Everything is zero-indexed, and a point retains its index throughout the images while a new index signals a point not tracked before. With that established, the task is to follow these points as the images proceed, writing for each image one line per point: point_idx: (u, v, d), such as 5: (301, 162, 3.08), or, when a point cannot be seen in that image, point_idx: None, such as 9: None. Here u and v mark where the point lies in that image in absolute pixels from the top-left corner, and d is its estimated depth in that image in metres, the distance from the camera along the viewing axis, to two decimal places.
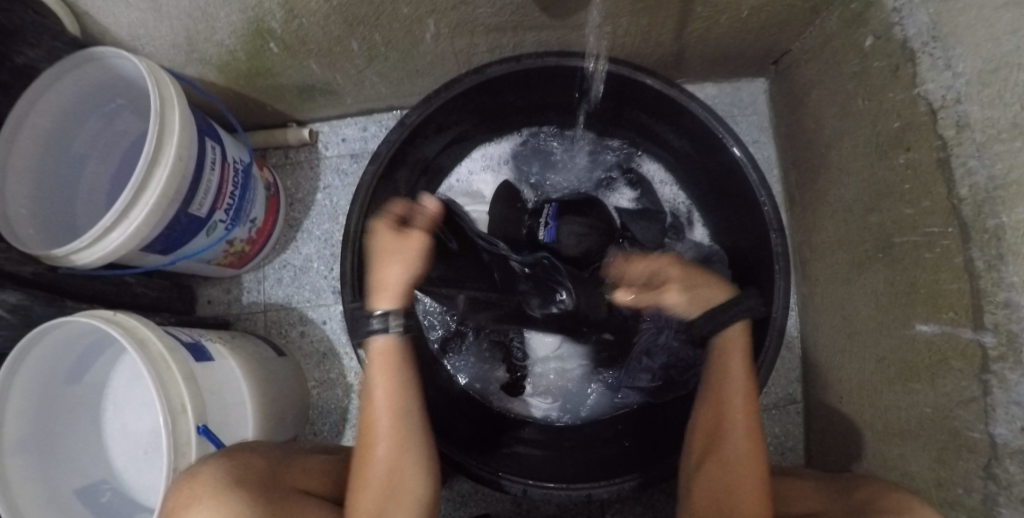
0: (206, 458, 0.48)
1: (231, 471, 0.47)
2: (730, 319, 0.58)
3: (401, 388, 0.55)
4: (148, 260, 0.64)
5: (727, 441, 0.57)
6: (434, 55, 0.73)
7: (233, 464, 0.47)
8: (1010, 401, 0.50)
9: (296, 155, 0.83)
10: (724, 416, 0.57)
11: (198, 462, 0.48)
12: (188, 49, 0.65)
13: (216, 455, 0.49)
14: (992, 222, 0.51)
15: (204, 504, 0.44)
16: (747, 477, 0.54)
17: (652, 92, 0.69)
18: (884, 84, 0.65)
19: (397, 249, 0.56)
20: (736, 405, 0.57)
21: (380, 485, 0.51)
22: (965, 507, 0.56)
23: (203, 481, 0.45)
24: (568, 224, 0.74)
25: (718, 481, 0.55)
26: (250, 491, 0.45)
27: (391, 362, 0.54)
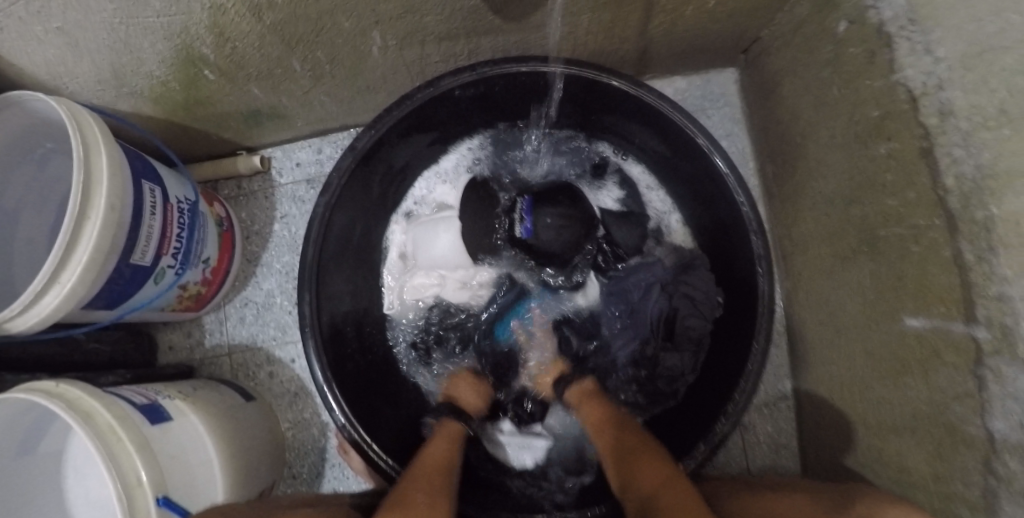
0: None
1: None
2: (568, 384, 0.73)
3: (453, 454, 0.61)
4: (93, 317, 0.59)
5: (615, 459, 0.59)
6: (384, 69, 0.68)
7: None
8: (1008, 396, 0.48)
9: (248, 185, 0.78)
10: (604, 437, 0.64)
11: None
12: (116, 83, 0.60)
13: None
14: (981, 213, 0.49)
15: None
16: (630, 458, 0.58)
17: (617, 92, 0.66)
18: (861, 71, 0.62)
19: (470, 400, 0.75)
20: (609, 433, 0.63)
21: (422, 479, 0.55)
22: (966, 503, 0.55)
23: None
24: (549, 216, 0.69)
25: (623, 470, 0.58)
26: None
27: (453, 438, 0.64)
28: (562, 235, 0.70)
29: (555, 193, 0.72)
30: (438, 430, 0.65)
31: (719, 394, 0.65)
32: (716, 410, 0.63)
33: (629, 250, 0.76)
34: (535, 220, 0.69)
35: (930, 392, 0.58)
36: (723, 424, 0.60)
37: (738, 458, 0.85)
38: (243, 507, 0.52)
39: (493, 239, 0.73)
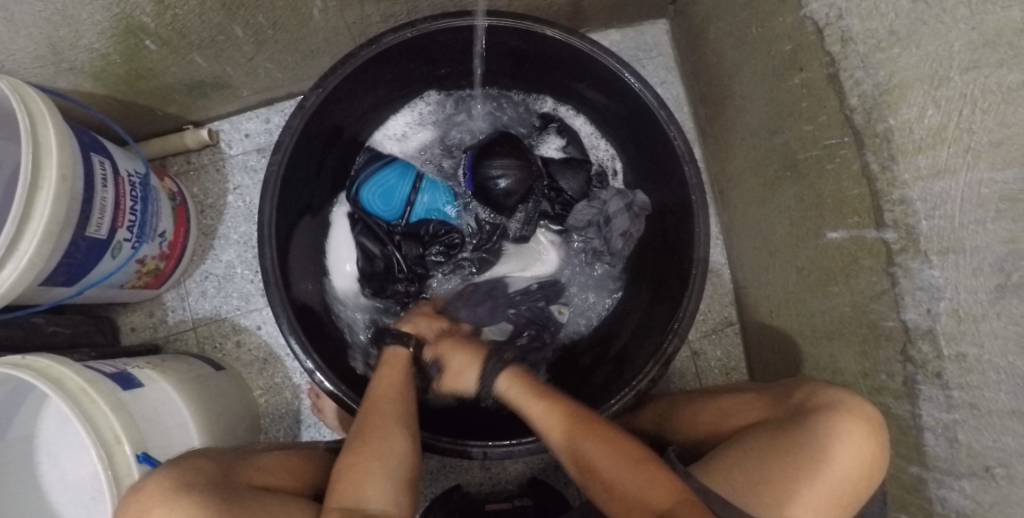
0: (151, 471, 0.46)
1: (180, 478, 0.45)
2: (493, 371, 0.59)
3: (407, 380, 0.61)
4: (52, 294, 0.59)
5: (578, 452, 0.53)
6: (326, 32, 0.69)
7: (182, 473, 0.46)
8: (917, 287, 0.54)
9: (198, 159, 0.78)
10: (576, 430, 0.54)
11: (143, 476, 0.46)
12: (54, 59, 0.59)
13: (161, 466, 0.47)
14: (882, 125, 0.54)
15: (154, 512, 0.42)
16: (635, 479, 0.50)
17: (554, 43, 0.69)
18: (773, 10, 0.67)
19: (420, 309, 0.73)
20: (559, 425, 0.55)
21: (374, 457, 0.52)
22: (890, 391, 0.61)
23: (154, 497, 0.43)
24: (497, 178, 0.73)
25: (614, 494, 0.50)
26: (202, 491, 0.44)
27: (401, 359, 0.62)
28: (505, 186, 0.73)
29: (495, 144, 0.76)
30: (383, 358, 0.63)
31: (667, 316, 0.70)
32: (666, 328, 0.68)
33: (575, 196, 0.81)
34: (478, 181, 0.76)
35: (852, 294, 0.64)
36: (672, 342, 0.65)
37: (692, 381, 0.89)
38: (225, 450, 0.54)
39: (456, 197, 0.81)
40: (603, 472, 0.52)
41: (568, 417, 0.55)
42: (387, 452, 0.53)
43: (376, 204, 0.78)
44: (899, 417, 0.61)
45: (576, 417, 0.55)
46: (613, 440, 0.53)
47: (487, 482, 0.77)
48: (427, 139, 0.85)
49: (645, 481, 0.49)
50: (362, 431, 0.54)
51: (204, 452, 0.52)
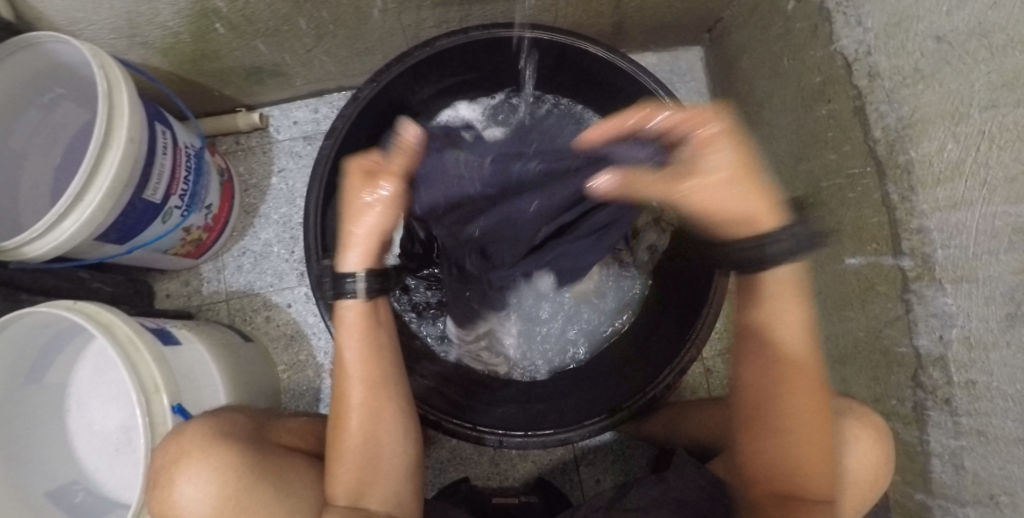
0: (193, 418, 0.50)
1: (219, 428, 0.49)
2: (750, 256, 0.52)
3: (377, 344, 0.53)
4: (104, 251, 0.62)
5: (780, 401, 0.54)
6: (382, 31, 0.74)
7: (220, 423, 0.50)
8: (929, 314, 0.56)
9: (246, 141, 0.81)
10: (792, 380, 0.54)
11: (186, 421, 0.50)
12: (129, 32, 0.63)
13: (203, 415, 0.51)
14: (903, 157, 0.57)
15: (192, 457, 0.46)
16: (820, 439, 0.53)
17: (594, 59, 0.74)
18: (805, 42, 0.71)
19: (362, 195, 0.49)
20: (794, 361, 0.54)
21: (357, 458, 0.51)
22: (900, 416, 0.63)
23: (194, 441, 0.47)
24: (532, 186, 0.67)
25: (785, 447, 0.54)
26: (237, 445, 0.48)
27: (366, 326, 0.53)
28: None
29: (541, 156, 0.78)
30: (340, 321, 0.53)
31: (686, 325, 0.72)
32: (685, 336, 0.70)
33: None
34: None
35: (867, 319, 0.67)
36: (690, 350, 0.67)
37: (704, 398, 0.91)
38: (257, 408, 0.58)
39: None
40: (788, 435, 0.54)
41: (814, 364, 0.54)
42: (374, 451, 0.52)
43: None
44: (906, 443, 0.63)
45: (796, 366, 0.54)
46: (819, 402, 0.54)
47: (495, 477, 0.78)
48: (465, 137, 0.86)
49: (806, 448, 0.53)
50: (344, 428, 0.52)
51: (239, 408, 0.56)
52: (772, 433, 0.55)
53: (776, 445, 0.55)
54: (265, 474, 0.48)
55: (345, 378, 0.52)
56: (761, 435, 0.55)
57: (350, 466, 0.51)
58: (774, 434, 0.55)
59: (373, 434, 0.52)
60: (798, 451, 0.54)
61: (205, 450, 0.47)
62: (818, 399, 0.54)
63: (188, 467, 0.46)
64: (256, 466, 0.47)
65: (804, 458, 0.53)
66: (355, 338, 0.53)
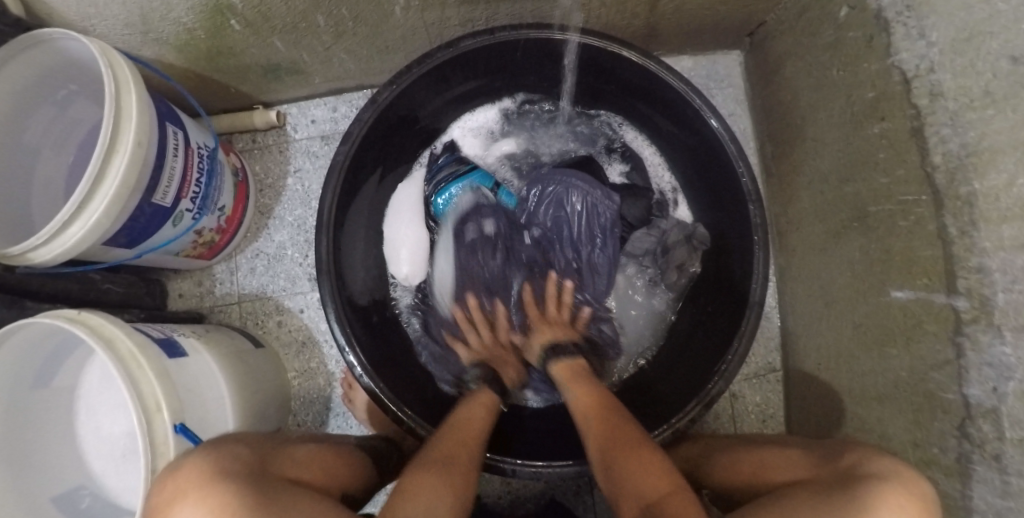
0: (188, 455, 0.46)
1: (217, 463, 0.45)
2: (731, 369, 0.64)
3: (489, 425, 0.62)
4: (113, 255, 0.61)
5: (595, 437, 0.57)
6: (404, 29, 0.70)
7: (217, 459, 0.45)
8: (984, 362, 0.52)
9: (263, 139, 0.79)
10: (591, 420, 0.59)
11: (180, 459, 0.46)
12: (143, 28, 0.61)
13: (198, 451, 0.47)
14: (965, 189, 0.53)
15: (188, 497, 0.42)
16: (646, 461, 0.52)
17: (631, 66, 0.69)
18: (859, 53, 0.65)
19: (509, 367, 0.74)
20: (589, 406, 0.60)
21: (446, 482, 0.52)
22: (941, 466, 0.59)
23: (191, 479, 0.43)
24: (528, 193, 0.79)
25: (621, 478, 0.52)
26: (236, 482, 0.43)
27: (487, 408, 0.64)
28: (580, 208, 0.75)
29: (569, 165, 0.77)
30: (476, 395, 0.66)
31: (713, 358, 0.69)
32: (710, 369, 0.67)
33: (634, 222, 0.81)
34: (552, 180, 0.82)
35: (911, 359, 0.62)
36: (716, 384, 0.64)
37: (726, 425, 0.86)
38: (259, 436, 0.53)
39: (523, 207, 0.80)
40: (619, 462, 0.53)
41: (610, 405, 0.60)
42: (460, 488, 0.52)
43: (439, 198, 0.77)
44: (947, 495, 0.58)
45: (607, 408, 0.60)
46: (632, 434, 0.55)
47: (506, 496, 0.77)
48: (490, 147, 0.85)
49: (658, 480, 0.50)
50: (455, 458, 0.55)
51: (239, 436, 0.52)
52: (611, 456, 0.54)
53: (620, 476, 0.52)
54: (270, 506, 0.42)
55: (452, 431, 0.59)
56: (604, 466, 0.54)
57: (434, 486, 0.51)
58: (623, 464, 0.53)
59: (462, 474, 0.54)
60: (643, 473, 0.51)
61: (207, 488, 0.42)
62: (632, 428, 0.57)
63: (182, 509, 0.41)
64: (260, 500, 0.42)
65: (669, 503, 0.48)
66: (477, 410, 0.63)
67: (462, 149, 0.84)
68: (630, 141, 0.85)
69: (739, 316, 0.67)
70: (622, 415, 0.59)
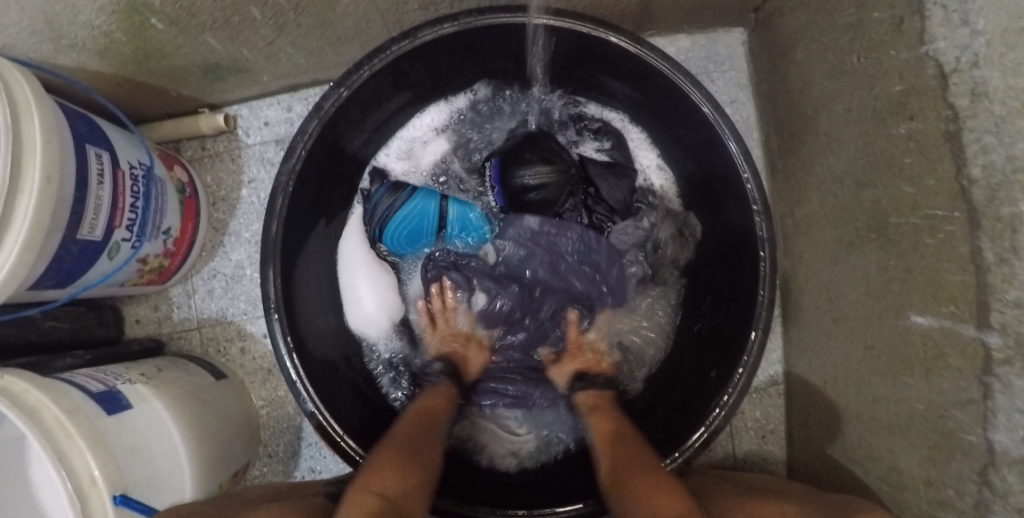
0: None
1: None
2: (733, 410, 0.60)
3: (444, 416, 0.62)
4: (44, 297, 0.55)
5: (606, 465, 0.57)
6: (355, 18, 0.61)
7: None
8: (1014, 409, 0.46)
9: (213, 146, 0.72)
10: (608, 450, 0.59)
11: None
12: (53, 35, 0.52)
13: None
14: (1008, 209, 0.44)
15: None
16: (648, 483, 0.51)
17: (617, 51, 0.62)
18: (886, 40, 0.55)
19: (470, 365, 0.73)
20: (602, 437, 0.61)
21: (397, 456, 0.50)
22: (956, 509, 0.54)
23: None
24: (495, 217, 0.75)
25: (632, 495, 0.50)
26: None
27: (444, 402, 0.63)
28: (541, 197, 0.69)
29: (523, 149, 0.70)
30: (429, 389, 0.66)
31: (712, 384, 0.65)
32: (708, 400, 0.63)
33: (616, 207, 0.74)
34: (506, 192, 0.71)
35: (929, 392, 0.56)
36: (716, 417, 0.61)
37: (724, 443, 0.81)
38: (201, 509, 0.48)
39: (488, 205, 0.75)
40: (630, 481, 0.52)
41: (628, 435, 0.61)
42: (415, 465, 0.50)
43: (397, 235, 0.72)
44: None
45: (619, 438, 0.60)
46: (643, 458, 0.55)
47: None
48: (445, 140, 0.77)
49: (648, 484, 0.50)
50: (415, 446, 0.53)
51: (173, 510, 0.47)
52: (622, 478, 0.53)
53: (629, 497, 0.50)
54: None
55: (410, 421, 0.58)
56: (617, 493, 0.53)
57: (390, 461, 0.49)
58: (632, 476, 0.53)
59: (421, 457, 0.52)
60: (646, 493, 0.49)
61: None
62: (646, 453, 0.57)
63: None
64: None
65: (659, 505, 0.47)
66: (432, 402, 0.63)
67: (390, 175, 0.76)
68: (607, 118, 0.77)
69: (739, 344, 0.62)
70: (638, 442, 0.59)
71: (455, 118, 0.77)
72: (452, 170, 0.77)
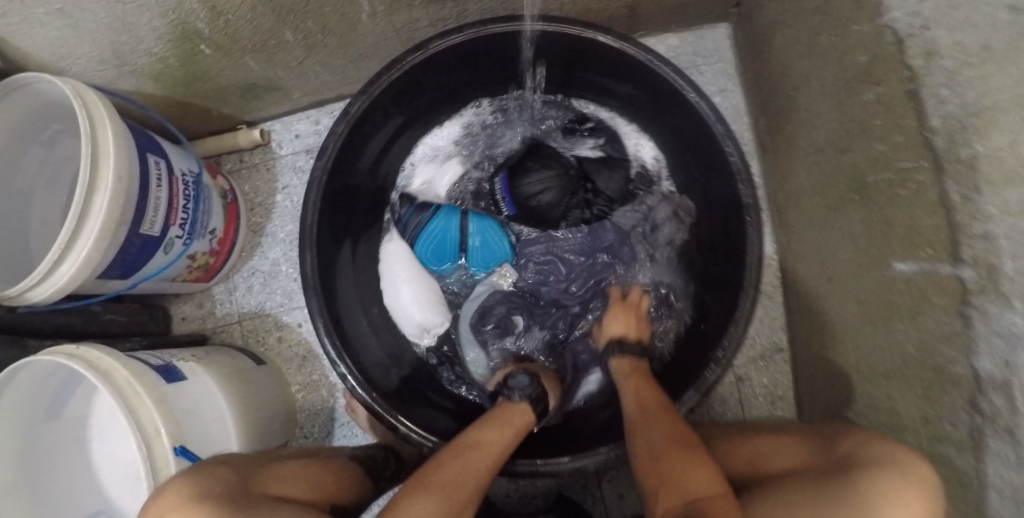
0: (176, 474, 0.44)
1: (200, 486, 0.42)
2: (729, 358, 0.63)
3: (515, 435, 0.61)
4: (109, 286, 0.62)
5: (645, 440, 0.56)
6: (374, 36, 0.70)
7: (203, 482, 0.43)
8: (993, 333, 0.49)
9: (250, 158, 0.81)
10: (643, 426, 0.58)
11: (169, 478, 0.44)
12: (117, 62, 0.62)
13: (186, 471, 0.45)
14: (966, 150, 0.49)
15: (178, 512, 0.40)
16: (687, 464, 0.50)
17: (607, 49, 0.68)
18: (846, 16, 0.62)
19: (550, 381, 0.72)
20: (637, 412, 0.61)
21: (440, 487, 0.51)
22: (953, 441, 0.56)
23: (174, 500, 0.41)
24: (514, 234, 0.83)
25: (672, 470, 0.50)
26: (219, 502, 0.41)
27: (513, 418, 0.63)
28: (546, 200, 0.77)
29: (527, 160, 0.79)
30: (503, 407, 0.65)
31: (710, 344, 0.68)
32: (706, 358, 0.66)
33: (615, 196, 0.82)
34: (515, 199, 0.78)
35: (917, 332, 0.60)
36: (713, 371, 0.64)
37: (734, 408, 0.86)
38: (250, 458, 0.51)
39: (496, 211, 0.83)
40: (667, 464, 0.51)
41: (663, 412, 0.59)
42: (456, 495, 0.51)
43: (425, 249, 0.81)
44: (961, 471, 0.55)
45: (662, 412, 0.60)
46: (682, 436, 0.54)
47: (513, 494, 0.77)
48: (456, 157, 0.86)
49: (674, 451, 0.52)
50: (469, 466, 0.54)
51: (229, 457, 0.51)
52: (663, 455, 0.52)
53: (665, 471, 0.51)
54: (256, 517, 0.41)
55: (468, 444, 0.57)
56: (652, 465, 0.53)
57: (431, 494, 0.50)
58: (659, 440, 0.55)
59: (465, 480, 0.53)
60: (689, 475, 0.49)
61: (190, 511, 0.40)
62: (681, 430, 0.56)
63: None
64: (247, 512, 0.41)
65: (689, 481, 0.48)
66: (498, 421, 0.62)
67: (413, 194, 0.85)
68: (596, 112, 0.84)
69: (735, 296, 0.66)
70: (671, 418, 0.58)
71: (467, 130, 0.86)
72: (463, 183, 0.86)
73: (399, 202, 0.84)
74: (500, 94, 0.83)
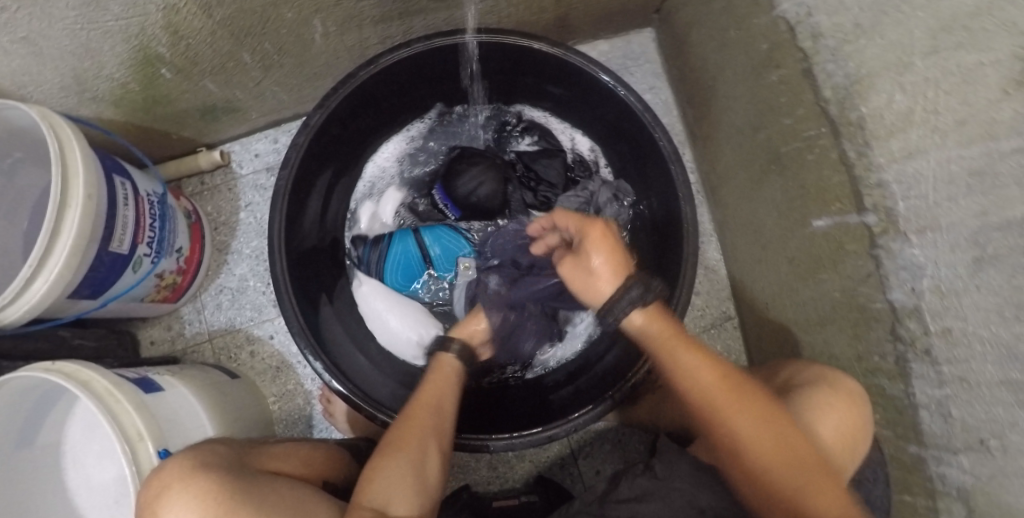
0: (170, 456, 0.51)
1: (198, 460, 0.49)
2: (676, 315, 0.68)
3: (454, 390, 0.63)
4: (78, 307, 0.63)
5: (731, 431, 0.50)
6: (327, 55, 0.75)
7: (199, 456, 0.50)
8: (900, 267, 0.51)
9: (211, 180, 0.83)
10: (718, 412, 0.51)
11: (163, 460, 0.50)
12: (78, 89, 0.64)
13: (181, 452, 0.51)
14: (855, 114, 0.54)
15: (173, 488, 0.47)
16: (792, 468, 0.49)
17: (541, 55, 0.74)
18: (744, 10, 0.71)
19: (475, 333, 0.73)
20: (704, 382, 0.51)
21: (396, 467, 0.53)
22: (886, 373, 0.57)
23: (172, 474, 0.48)
24: (469, 232, 0.87)
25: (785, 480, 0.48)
26: (216, 473, 0.48)
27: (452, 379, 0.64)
28: (484, 193, 0.83)
29: (459, 162, 0.85)
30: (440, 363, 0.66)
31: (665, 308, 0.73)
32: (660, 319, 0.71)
33: (556, 183, 0.89)
34: (456, 201, 0.84)
35: (841, 278, 0.63)
36: None
37: None
38: (239, 441, 0.58)
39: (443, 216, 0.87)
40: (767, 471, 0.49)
41: (731, 380, 0.52)
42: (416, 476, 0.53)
43: (395, 277, 0.85)
44: (895, 398, 0.56)
45: (729, 381, 0.51)
46: (768, 420, 0.50)
47: (495, 480, 0.81)
48: (396, 182, 0.91)
49: (772, 451, 0.49)
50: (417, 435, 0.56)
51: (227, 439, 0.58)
52: (753, 457, 0.50)
53: (774, 477, 0.49)
54: (247, 490, 0.47)
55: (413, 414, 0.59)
56: (744, 466, 0.50)
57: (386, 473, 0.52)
58: (741, 437, 0.50)
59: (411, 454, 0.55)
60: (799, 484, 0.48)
61: (193, 478, 0.47)
62: (760, 406, 0.51)
63: (173, 498, 0.46)
64: (240, 484, 0.47)
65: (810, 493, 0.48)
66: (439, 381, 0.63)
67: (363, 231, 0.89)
68: (529, 113, 0.91)
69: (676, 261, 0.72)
70: (745, 390, 0.51)
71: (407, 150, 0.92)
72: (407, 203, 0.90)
73: (353, 248, 0.88)
74: (436, 109, 0.90)
